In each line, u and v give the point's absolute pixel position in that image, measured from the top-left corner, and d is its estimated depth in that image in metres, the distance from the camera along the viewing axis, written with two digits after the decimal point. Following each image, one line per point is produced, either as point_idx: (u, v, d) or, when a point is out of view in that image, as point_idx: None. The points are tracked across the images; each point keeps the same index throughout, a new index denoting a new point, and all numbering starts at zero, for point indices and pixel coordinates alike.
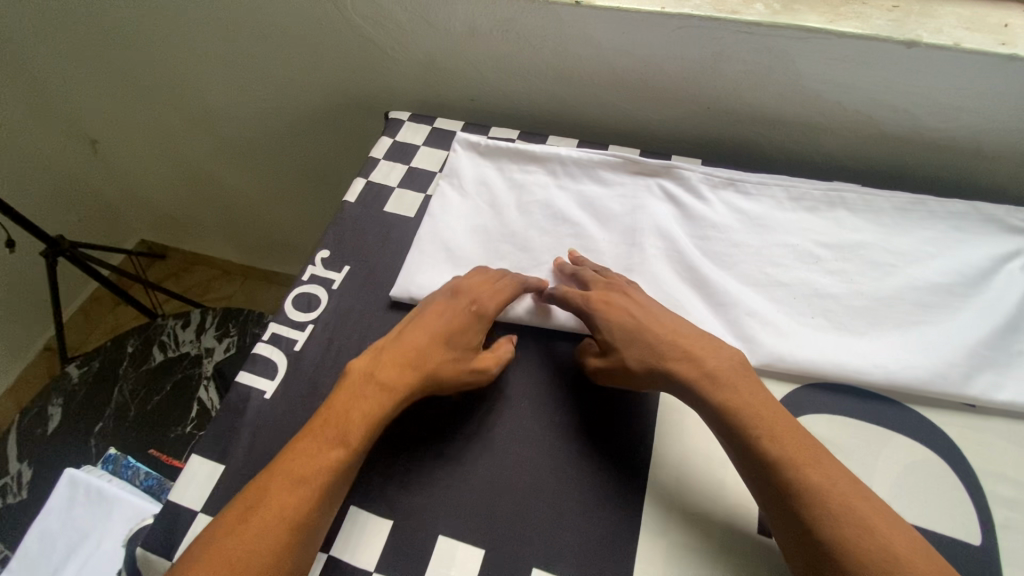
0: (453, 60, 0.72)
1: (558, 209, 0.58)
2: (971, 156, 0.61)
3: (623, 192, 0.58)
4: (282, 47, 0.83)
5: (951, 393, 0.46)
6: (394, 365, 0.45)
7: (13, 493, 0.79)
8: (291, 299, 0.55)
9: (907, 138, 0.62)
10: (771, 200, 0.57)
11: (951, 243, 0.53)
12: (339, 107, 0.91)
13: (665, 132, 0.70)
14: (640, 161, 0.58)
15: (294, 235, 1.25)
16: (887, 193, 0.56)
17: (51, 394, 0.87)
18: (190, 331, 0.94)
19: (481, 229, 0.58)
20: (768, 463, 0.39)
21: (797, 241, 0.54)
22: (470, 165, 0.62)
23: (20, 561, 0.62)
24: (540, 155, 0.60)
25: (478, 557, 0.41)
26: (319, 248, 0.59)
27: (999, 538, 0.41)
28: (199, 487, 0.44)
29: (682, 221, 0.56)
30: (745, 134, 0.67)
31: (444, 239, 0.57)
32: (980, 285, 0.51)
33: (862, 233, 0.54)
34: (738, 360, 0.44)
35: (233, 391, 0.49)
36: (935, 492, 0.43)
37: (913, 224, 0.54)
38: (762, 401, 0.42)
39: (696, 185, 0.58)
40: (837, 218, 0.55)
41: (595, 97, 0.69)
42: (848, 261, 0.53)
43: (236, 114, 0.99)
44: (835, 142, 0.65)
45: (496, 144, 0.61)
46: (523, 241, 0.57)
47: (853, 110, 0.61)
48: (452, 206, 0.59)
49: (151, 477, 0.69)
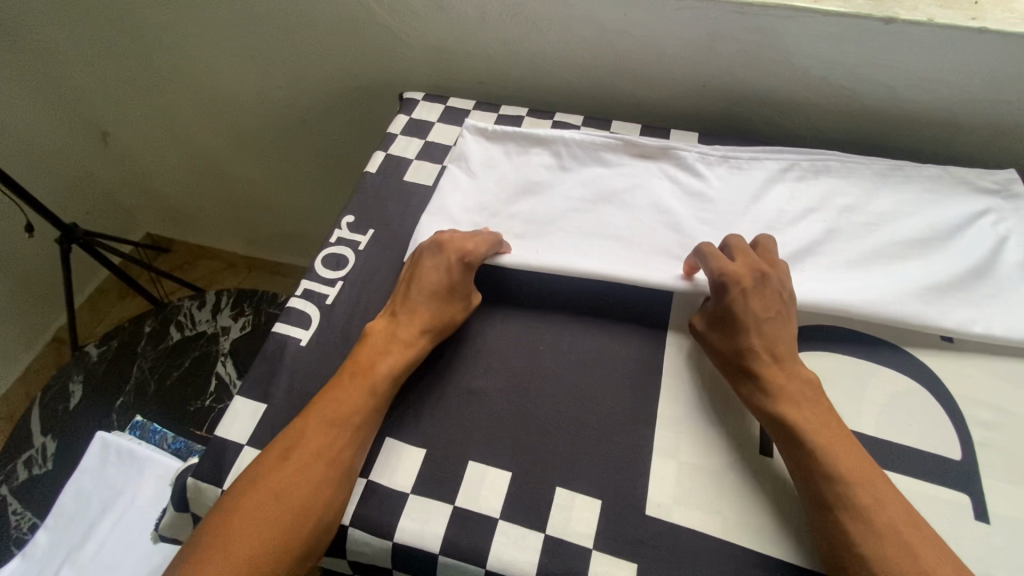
0: (462, 44, 0.75)
1: (563, 187, 0.61)
2: (952, 126, 0.65)
3: (625, 170, 0.61)
4: (292, 33, 0.86)
5: (937, 329, 0.50)
6: (401, 324, 0.50)
7: (38, 465, 0.81)
8: (321, 258, 0.58)
9: (892, 111, 0.66)
10: (765, 173, 0.60)
11: (927, 201, 0.58)
12: (348, 93, 0.93)
13: (665, 110, 0.74)
14: (640, 143, 0.62)
15: (301, 223, 1.28)
16: (867, 159, 0.60)
17: (71, 371, 0.90)
18: (205, 311, 0.97)
19: (491, 204, 0.60)
20: (820, 478, 0.41)
21: (788, 211, 0.58)
22: (477, 148, 0.65)
23: (57, 518, 0.67)
24: (545, 137, 0.63)
25: (505, 478, 0.45)
26: (344, 214, 0.62)
27: (978, 454, 0.45)
28: (243, 425, 0.48)
29: (683, 195, 0.60)
30: (741, 110, 0.71)
31: (455, 215, 0.59)
32: (954, 237, 0.55)
33: (846, 199, 0.58)
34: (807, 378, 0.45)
35: (270, 340, 0.53)
36: (920, 417, 0.47)
37: (891, 187, 0.59)
38: (824, 421, 0.43)
39: (694, 163, 0.61)
40: (824, 185, 0.59)
41: (598, 77, 0.73)
42: (835, 227, 0.57)
43: (246, 101, 1.02)
44: (825, 117, 0.69)
45: (503, 129, 0.64)
46: (530, 214, 0.59)
47: (840, 85, 0.64)
48: (463, 185, 0.62)
49: (179, 441, 0.75)
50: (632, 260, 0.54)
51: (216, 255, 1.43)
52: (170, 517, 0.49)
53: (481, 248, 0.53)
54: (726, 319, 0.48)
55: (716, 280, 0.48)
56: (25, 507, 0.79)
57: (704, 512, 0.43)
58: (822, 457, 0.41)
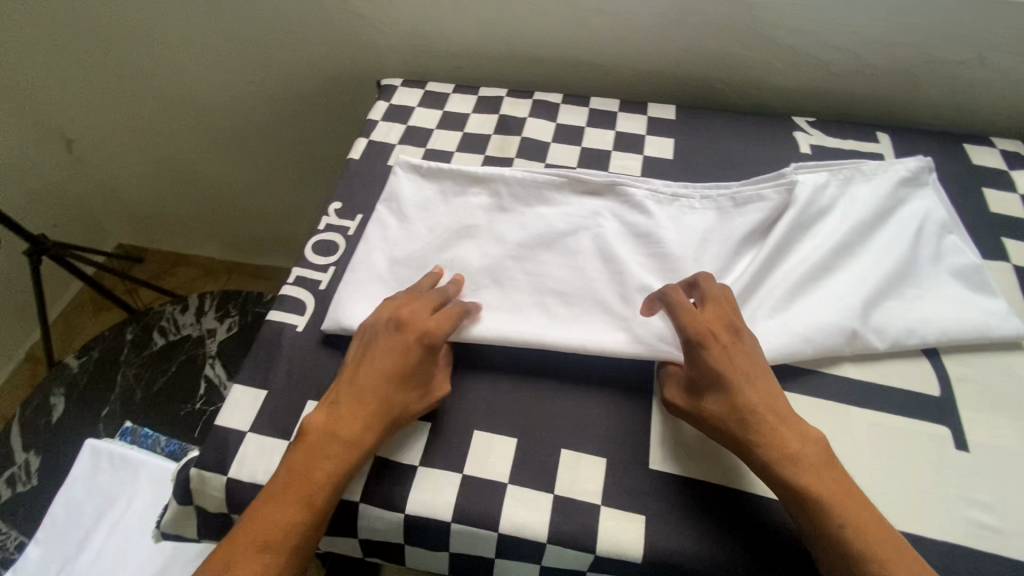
0: (437, 30, 0.76)
1: (500, 233, 0.57)
2: (914, 88, 0.68)
3: (570, 211, 0.58)
4: (263, 29, 0.85)
5: (857, 346, 0.49)
6: (341, 423, 0.42)
7: (22, 481, 0.79)
8: (311, 245, 0.58)
9: (857, 76, 0.68)
10: (716, 212, 0.57)
11: (858, 203, 0.57)
12: (324, 85, 0.92)
13: (641, 87, 0.76)
14: (584, 180, 0.58)
15: (280, 224, 1.26)
16: (819, 167, 0.58)
17: (51, 384, 0.87)
18: (189, 315, 0.96)
19: (417, 254, 0.56)
20: (843, 556, 0.37)
21: (741, 241, 0.55)
22: (408, 186, 0.60)
23: (47, 531, 0.66)
24: (482, 176, 0.59)
25: (512, 445, 0.46)
26: (331, 201, 0.62)
27: (956, 389, 0.48)
28: (243, 412, 0.48)
29: (625, 234, 0.56)
30: (714, 82, 0.73)
31: (376, 266, 0.55)
32: (880, 244, 0.55)
33: (801, 229, 0.55)
34: (822, 443, 0.41)
35: (266, 327, 0.52)
36: (899, 359, 0.50)
37: (831, 204, 0.56)
38: (845, 488, 0.39)
39: (642, 202, 0.58)
40: (778, 208, 0.56)
41: (574, 57, 0.74)
42: (785, 261, 0.53)
43: (217, 99, 0.99)
44: (795, 86, 0.71)
45: (438, 166, 0.61)
46: (462, 262, 0.55)
47: (807, 53, 0.67)
48: (392, 232, 0.57)
49: (172, 444, 0.72)
50: (574, 320, 0.51)
51: (193, 262, 1.40)
52: (172, 511, 0.48)
53: (449, 317, 0.47)
54: (703, 380, 0.43)
55: (691, 338, 0.44)
56: (11, 525, 0.76)
57: (705, 463, 0.45)
58: (848, 530, 0.37)
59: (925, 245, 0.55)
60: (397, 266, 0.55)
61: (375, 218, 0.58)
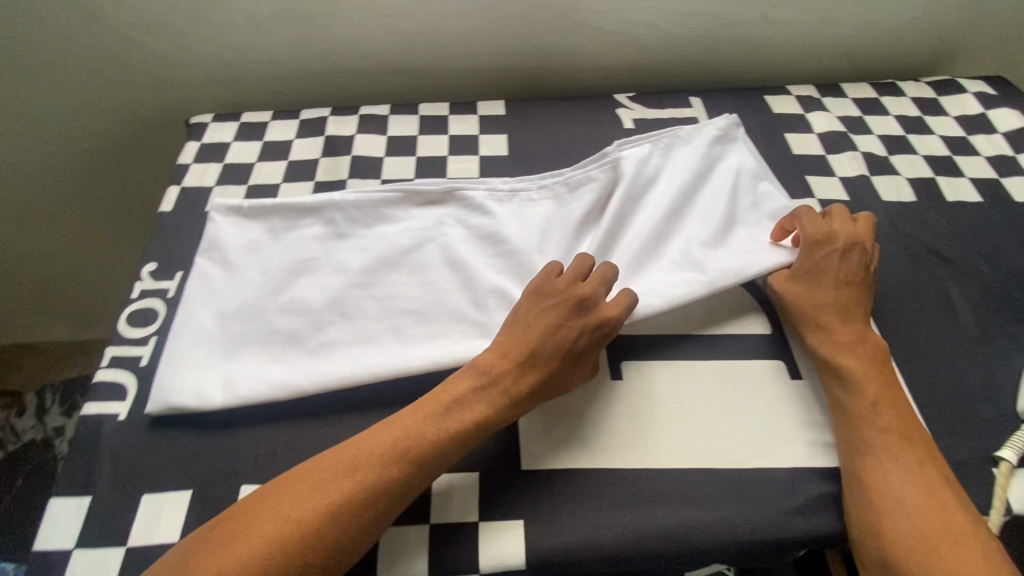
0: (238, 57, 0.82)
1: (340, 263, 0.58)
2: (649, 61, 0.87)
3: (412, 225, 0.61)
4: (59, 75, 0.84)
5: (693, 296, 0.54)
6: (470, 408, 0.48)
7: None
8: (127, 318, 0.57)
9: (598, 69, 0.87)
10: (553, 199, 0.62)
11: (684, 164, 0.62)
12: (129, 122, 0.92)
13: (438, 93, 0.88)
14: (420, 192, 0.62)
15: (118, 272, 1.17)
16: (632, 138, 0.64)
17: None
18: (28, 419, 0.90)
19: (251, 304, 0.55)
20: (864, 449, 0.49)
21: (580, 221, 0.59)
22: (234, 234, 0.60)
23: None
24: (313, 206, 0.61)
25: None
26: (143, 263, 0.61)
27: (737, 323, 0.60)
28: (67, 527, 0.45)
29: (459, 244, 0.59)
30: (506, 82, 0.88)
31: (206, 326, 0.54)
32: (708, 199, 0.61)
33: (631, 200, 0.60)
34: (880, 348, 0.54)
35: (82, 422, 0.51)
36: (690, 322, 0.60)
37: (635, 179, 0.61)
38: (906, 412, 0.50)
39: (480, 203, 0.62)
40: (607, 185, 0.61)
41: (371, 77, 0.85)
42: (618, 235, 0.58)
43: (7, 154, 0.93)
44: (555, 79, 0.88)
45: (262, 203, 0.61)
46: (307, 300, 0.55)
47: (557, 46, 0.83)
48: (220, 285, 0.57)
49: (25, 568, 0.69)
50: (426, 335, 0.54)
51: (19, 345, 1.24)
52: None
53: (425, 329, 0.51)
54: (812, 271, 0.56)
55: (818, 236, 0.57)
56: None
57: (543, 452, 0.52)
58: (874, 407, 0.50)
59: (743, 195, 0.62)
60: (226, 318, 0.54)
61: (199, 272, 0.57)
